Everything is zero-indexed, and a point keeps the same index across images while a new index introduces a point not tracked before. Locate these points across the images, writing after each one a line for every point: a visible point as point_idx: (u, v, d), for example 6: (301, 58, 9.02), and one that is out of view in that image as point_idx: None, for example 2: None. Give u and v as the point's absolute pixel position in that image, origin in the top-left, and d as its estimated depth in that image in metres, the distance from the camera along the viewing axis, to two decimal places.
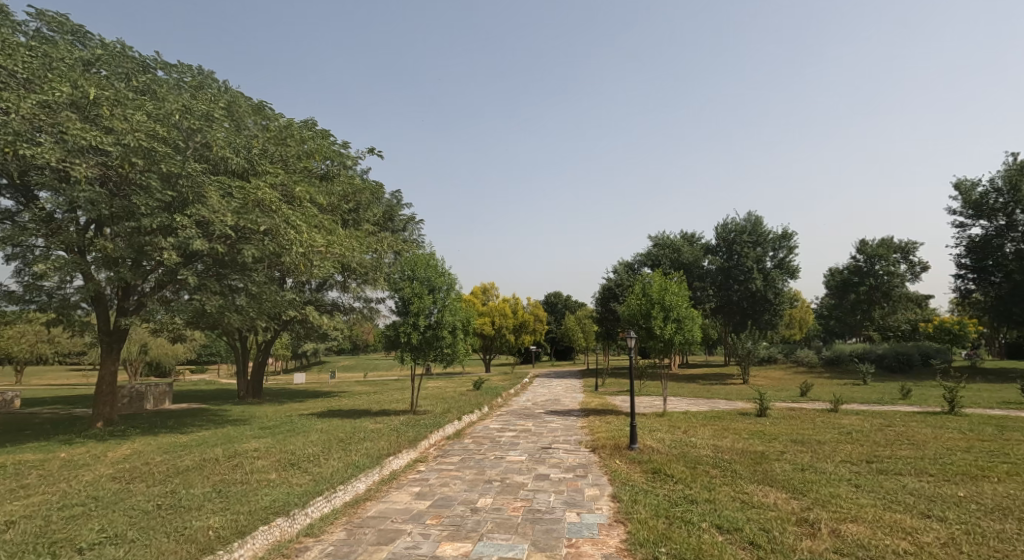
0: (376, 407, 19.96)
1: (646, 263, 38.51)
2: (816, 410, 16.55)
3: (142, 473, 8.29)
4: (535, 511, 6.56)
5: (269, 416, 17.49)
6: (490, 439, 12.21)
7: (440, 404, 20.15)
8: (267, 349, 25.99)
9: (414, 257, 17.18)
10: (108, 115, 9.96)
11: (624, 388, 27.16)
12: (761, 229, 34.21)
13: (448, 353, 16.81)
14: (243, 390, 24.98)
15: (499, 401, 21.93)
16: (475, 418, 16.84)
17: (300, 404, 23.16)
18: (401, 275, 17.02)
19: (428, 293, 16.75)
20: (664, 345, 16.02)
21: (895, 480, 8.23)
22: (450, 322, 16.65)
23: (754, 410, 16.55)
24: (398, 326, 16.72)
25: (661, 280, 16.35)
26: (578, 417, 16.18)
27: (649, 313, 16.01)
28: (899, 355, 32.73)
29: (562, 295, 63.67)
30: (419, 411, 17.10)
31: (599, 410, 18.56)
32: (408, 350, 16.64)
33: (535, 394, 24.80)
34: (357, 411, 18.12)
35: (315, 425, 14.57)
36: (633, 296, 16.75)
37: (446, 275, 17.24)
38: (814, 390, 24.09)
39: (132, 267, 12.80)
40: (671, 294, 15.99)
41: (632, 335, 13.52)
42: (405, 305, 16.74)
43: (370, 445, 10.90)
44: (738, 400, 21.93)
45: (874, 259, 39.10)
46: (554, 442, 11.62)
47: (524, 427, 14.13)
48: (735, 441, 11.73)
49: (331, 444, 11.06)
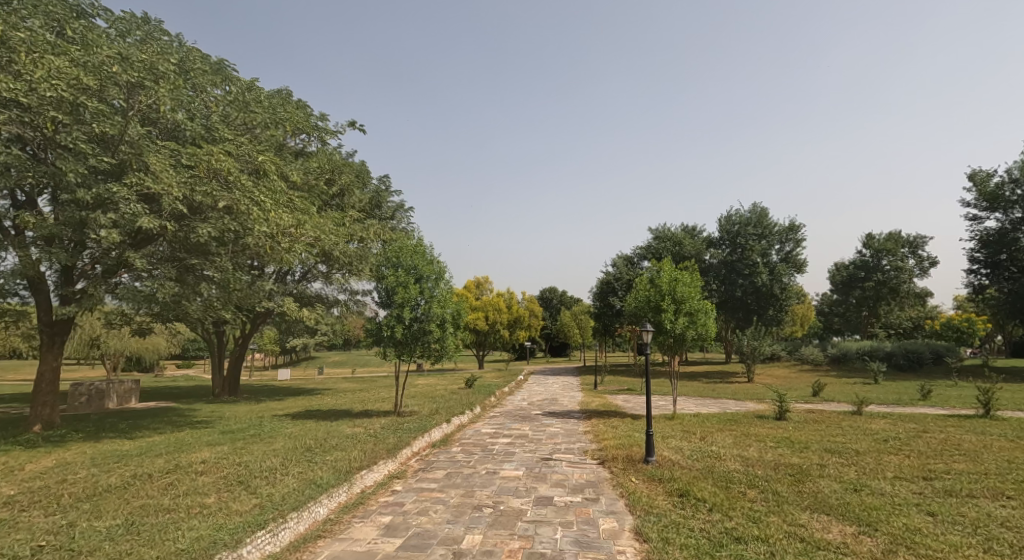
0: (359, 407, 18.41)
1: (646, 256, 37.00)
2: (838, 413, 15.11)
3: (45, 496, 6.66)
4: (538, 556, 5.01)
5: (239, 417, 15.84)
6: (482, 447, 10.63)
7: (428, 404, 18.61)
8: (245, 344, 24.36)
9: (399, 243, 15.58)
10: (22, 60, 8.31)
11: (624, 387, 25.71)
12: (767, 221, 32.88)
13: (436, 348, 15.28)
14: (218, 387, 23.29)
15: (492, 400, 20.41)
16: (466, 420, 15.30)
17: (279, 402, 21.56)
18: (384, 263, 15.44)
19: (415, 282, 15.16)
20: (675, 341, 14.56)
21: (974, 506, 6.74)
22: (438, 314, 15.05)
23: (771, 413, 15.11)
24: (381, 318, 15.13)
25: (672, 269, 14.89)
26: (579, 419, 14.68)
27: (659, 306, 14.54)
28: (909, 354, 31.48)
29: (557, 291, 62.28)
30: (404, 412, 15.54)
31: (601, 411, 17.07)
32: (390, 344, 14.99)
33: (531, 393, 23.33)
34: (337, 412, 16.53)
35: (286, 429, 12.96)
36: (640, 287, 15.35)
37: (435, 263, 15.67)
38: (826, 389, 22.73)
39: (71, 247, 11.15)
40: (683, 285, 14.53)
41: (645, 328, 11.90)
42: (388, 296, 15.15)
43: (341, 455, 9.32)
44: (747, 401, 20.50)
45: (881, 253, 37.93)
46: (555, 452, 10.08)
47: (521, 433, 12.58)
48: (759, 450, 10.24)
49: (296, 454, 9.46)
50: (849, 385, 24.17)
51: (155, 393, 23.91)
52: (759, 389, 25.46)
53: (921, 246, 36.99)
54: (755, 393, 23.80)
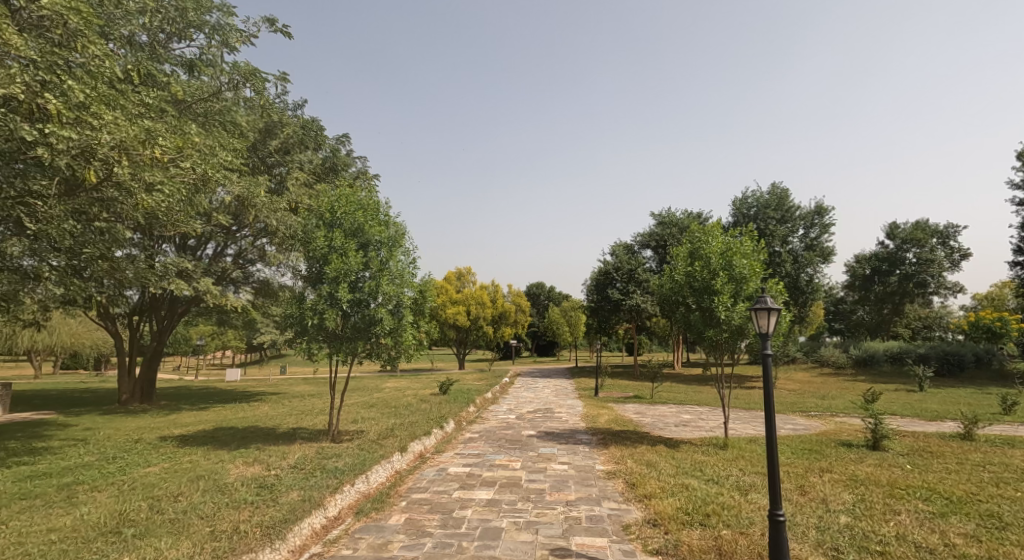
0: (291, 422, 13.83)
1: (649, 245, 32.84)
2: (945, 440, 10.98)
3: None
4: None
5: (109, 439, 11.23)
6: (442, 518, 6.07)
7: (385, 419, 14.08)
8: (163, 339, 19.53)
9: (337, 192, 10.95)
10: None
11: (630, 393, 21.45)
12: (789, 203, 28.52)
13: (388, 344, 10.68)
14: (125, 392, 18.52)
15: (471, 412, 15.97)
16: (429, 447, 10.79)
17: (199, 412, 16.91)
18: (313, 223, 10.86)
19: (357, 250, 10.57)
20: (734, 337, 10.24)
21: None
22: (392, 296, 10.49)
23: (857, 438, 10.91)
24: (307, 300, 10.44)
25: (726, 235, 10.61)
26: (592, 448, 10.29)
27: (710, 286, 10.32)
28: (947, 357, 27.75)
29: (545, 285, 58.48)
30: (342, 435, 10.98)
31: (614, 430, 12.71)
32: (317, 334, 10.28)
33: (519, 401, 18.90)
34: (255, 433, 11.95)
35: (146, 467, 8.31)
36: (678, 262, 11.14)
37: (390, 224, 11.10)
38: (880, 400, 18.62)
39: None
40: (743, 258, 10.28)
41: (765, 305, 5.70)
42: (317, 268, 10.52)
43: (154, 554, 4.69)
44: (791, 415, 16.41)
45: (907, 244, 34.29)
46: (574, 532, 5.60)
47: (510, 476, 8.02)
48: (925, 526, 5.85)
49: (71, 546, 4.81)
50: (899, 394, 20.21)
51: (47, 399, 19.06)
52: (790, 397, 21.40)
53: (953, 236, 33.38)
54: (791, 402, 19.67)
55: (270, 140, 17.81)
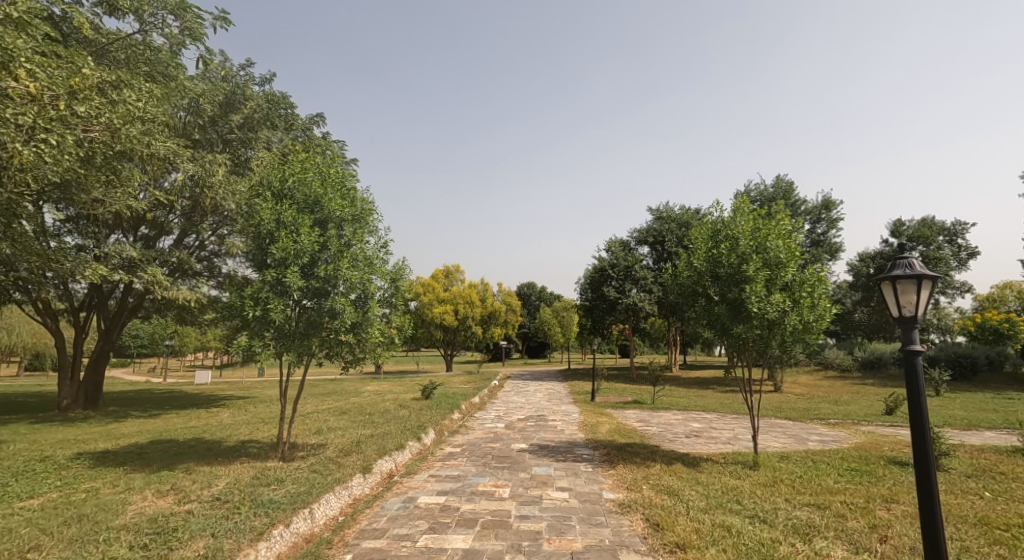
0: (243, 433, 11.94)
1: (646, 241, 31.25)
2: (1007, 457, 9.37)
3: None
4: None
5: (13, 457, 9.29)
6: None
7: (354, 429, 12.23)
8: (112, 338, 17.54)
9: (290, 159, 9.09)
10: None
11: (629, 398, 19.72)
12: (795, 198, 27.03)
13: (348, 342, 8.83)
14: (66, 398, 16.51)
15: (454, 421, 14.16)
16: (399, 467, 8.96)
17: (147, 420, 14.94)
18: (258, 194, 8.95)
19: (312, 227, 8.73)
20: (767, 334, 8.54)
21: None
22: (355, 283, 8.67)
23: (907, 455, 9.25)
24: (249, 286, 8.53)
25: (756, 214, 8.98)
26: (596, 467, 8.55)
27: (739, 273, 8.65)
28: (960, 359, 26.42)
29: (537, 285, 56.78)
30: (294, 453, 9.14)
31: (619, 443, 10.98)
32: (261, 329, 8.38)
33: (509, 407, 17.12)
34: (194, 447, 10.05)
35: (25, 500, 6.40)
36: (697, 246, 9.46)
37: (356, 198, 9.26)
38: (903, 407, 17.02)
39: None
40: (778, 239, 8.64)
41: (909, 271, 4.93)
42: (261, 249, 8.62)
43: None
44: (810, 423, 14.78)
45: (913, 242, 32.97)
46: None
47: (495, 511, 6.24)
48: None
49: None
50: (921, 400, 18.66)
51: None
52: (802, 403, 19.78)
53: (960, 233, 32.12)
54: (805, 409, 18.08)
55: (231, 114, 15.89)
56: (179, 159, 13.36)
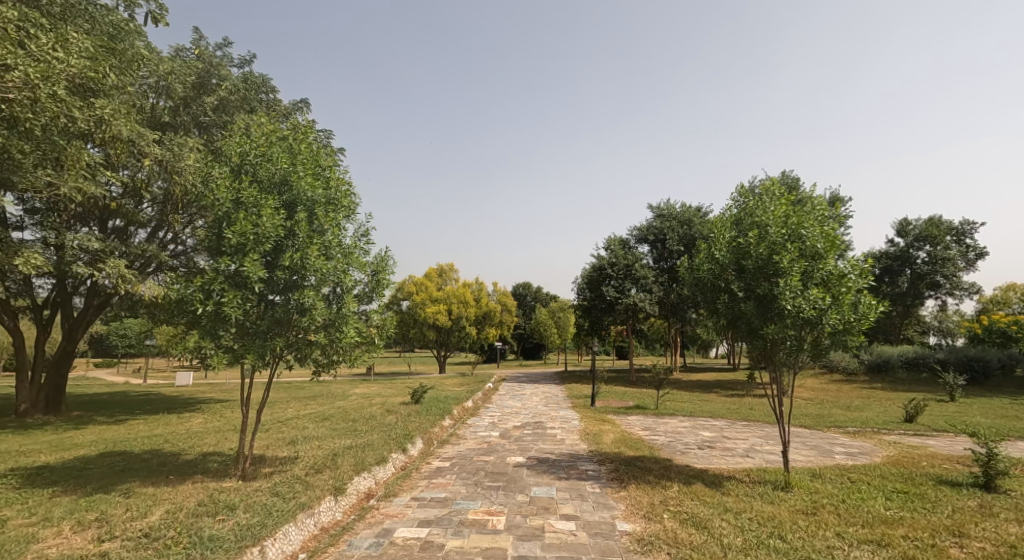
0: (208, 444, 10.71)
1: (646, 240, 30.16)
2: None
3: None
4: None
5: None
6: None
7: (334, 439, 11.05)
8: (76, 337, 16.27)
9: (254, 132, 7.93)
10: None
11: (632, 404, 18.59)
12: None
13: (318, 342, 7.66)
14: (24, 402, 15.24)
15: (445, 429, 12.99)
16: (378, 486, 7.78)
17: (111, 427, 13.71)
18: (215, 171, 7.78)
19: (279, 210, 7.58)
20: (801, 335, 7.46)
21: None
22: (326, 274, 7.52)
23: (956, 473, 8.16)
24: (203, 276, 7.36)
25: (786, 199, 7.91)
26: (606, 488, 7.40)
27: (769, 265, 7.56)
28: (972, 362, 25.49)
29: (532, 285, 55.65)
30: (255, 469, 7.94)
31: (627, 456, 9.83)
32: (216, 327, 7.20)
33: (504, 413, 15.94)
34: (147, 461, 8.84)
35: None
36: (718, 235, 8.36)
37: (331, 178, 8.12)
38: (924, 414, 15.96)
39: None
40: (813, 227, 7.58)
41: None
42: (218, 234, 7.44)
43: None
44: (828, 432, 13.70)
45: (920, 241, 32.06)
46: None
47: (489, 550, 5.11)
48: None
49: None
50: (940, 406, 17.64)
51: None
52: (813, 409, 18.73)
53: (968, 233, 31.25)
54: (818, 415, 17.02)
55: (204, 96, 14.74)
56: (144, 141, 12.16)
